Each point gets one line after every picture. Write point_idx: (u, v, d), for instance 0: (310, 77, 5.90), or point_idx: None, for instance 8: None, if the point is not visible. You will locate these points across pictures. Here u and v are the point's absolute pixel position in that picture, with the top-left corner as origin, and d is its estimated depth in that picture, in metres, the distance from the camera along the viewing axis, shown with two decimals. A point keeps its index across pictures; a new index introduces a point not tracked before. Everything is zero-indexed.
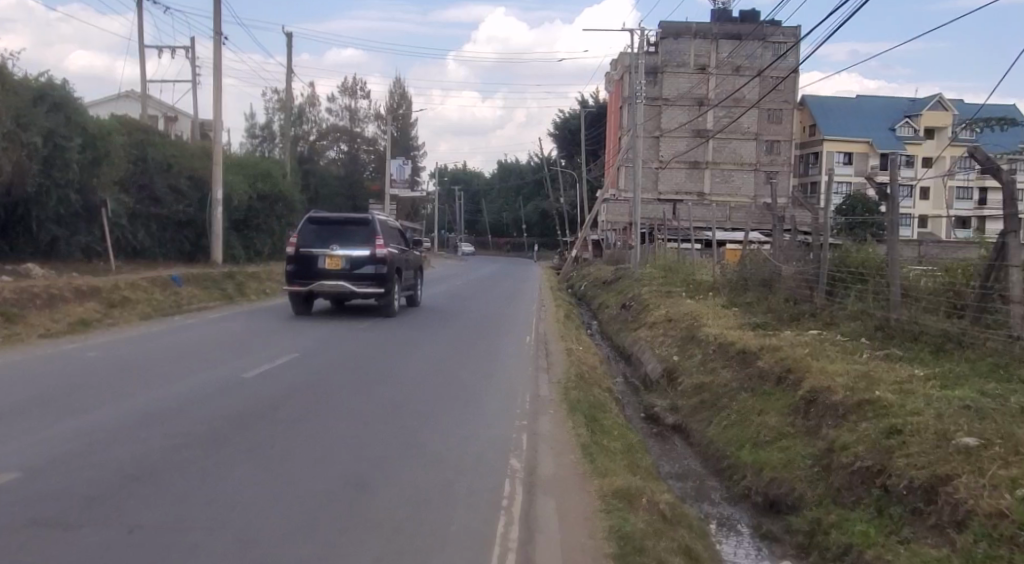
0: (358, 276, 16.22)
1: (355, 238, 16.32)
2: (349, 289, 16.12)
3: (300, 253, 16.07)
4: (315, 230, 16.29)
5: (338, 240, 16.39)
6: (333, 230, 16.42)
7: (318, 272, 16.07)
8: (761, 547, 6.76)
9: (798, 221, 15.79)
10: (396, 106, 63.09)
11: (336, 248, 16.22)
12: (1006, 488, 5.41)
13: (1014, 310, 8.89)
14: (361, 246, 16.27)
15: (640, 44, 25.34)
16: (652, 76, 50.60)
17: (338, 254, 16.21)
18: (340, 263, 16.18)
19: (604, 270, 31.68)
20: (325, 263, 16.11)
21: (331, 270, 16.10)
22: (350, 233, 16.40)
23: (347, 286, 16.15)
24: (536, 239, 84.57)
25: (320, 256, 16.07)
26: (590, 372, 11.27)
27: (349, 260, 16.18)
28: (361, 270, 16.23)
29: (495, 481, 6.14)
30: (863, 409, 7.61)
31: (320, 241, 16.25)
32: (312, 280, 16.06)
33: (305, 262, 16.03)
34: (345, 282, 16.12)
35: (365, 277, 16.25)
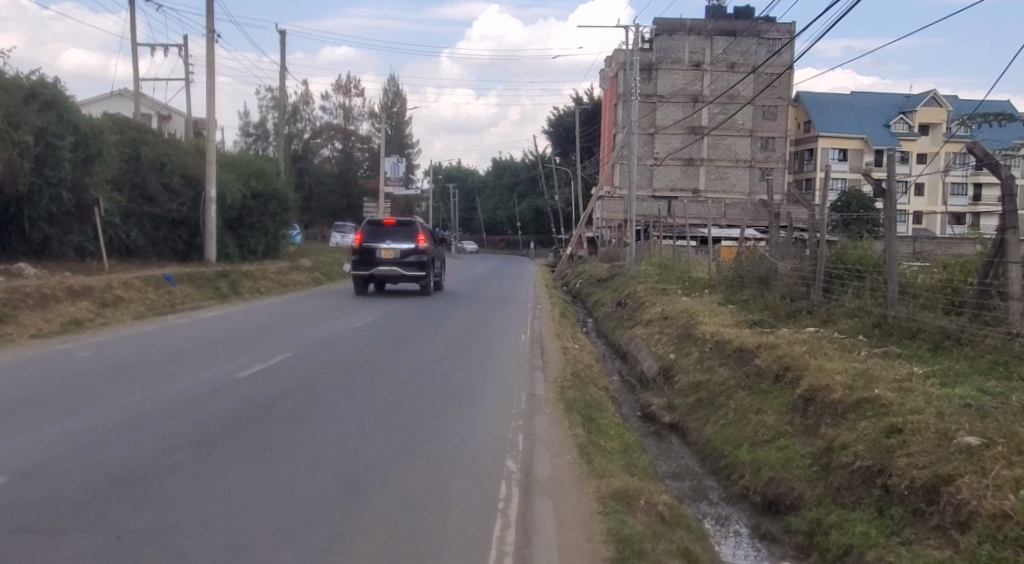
0: (406, 262, 21.67)
1: (400, 234, 21.72)
2: (400, 273, 21.51)
3: (362, 246, 21.50)
4: (371, 230, 21.68)
5: (389, 237, 21.79)
6: (383, 229, 21.82)
7: (376, 260, 21.52)
8: (759, 548, 6.69)
9: (794, 218, 15.70)
10: (390, 104, 63.02)
11: (388, 242, 21.67)
12: (1009, 489, 5.33)
13: (1013, 307, 8.83)
14: (406, 240, 21.71)
15: (635, 41, 25.23)
16: (646, 73, 50.52)
17: (391, 248, 21.60)
18: (392, 253, 21.61)
19: (599, 268, 31.57)
20: (381, 253, 21.57)
21: (386, 259, 21.55)
22: (396, 231, 21.79)
23: (398, 271, 21.59)
24: (532, 236, 84.51)
25: (378, 249, 21.50)
26: (586, 370, 11.18)
27: (398, 251, 21.63)
28: (408, 258, 21.68)
29: (490, 484, 6.04)
30: (862, 408, 7.53)
31: (375, 237, 21.64)
32: (372, 266, 21.50)
33: (367, 254, 21.48)
34: (396, 267, 21.57)
35: (411, 263, 21.74)
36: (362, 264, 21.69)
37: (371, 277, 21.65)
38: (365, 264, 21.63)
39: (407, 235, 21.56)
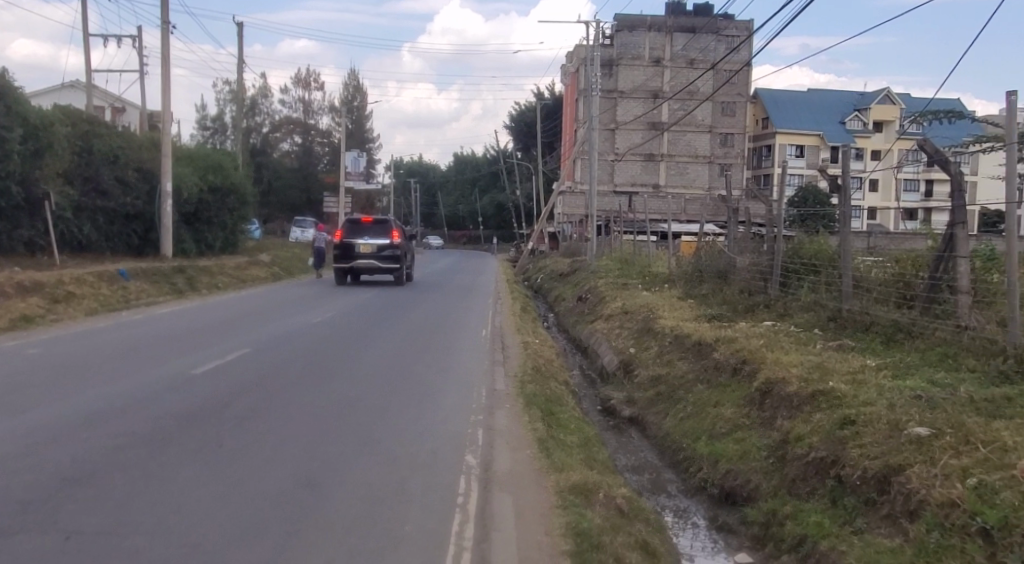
0: (381, 256, 24.64)
1: (377, 232, 24.71)
2: (376, 265, 24.47)
3: (342, 242, 24.53)
4: (351, 227, 24.65)
5: (367, 234, 24.78)
6: (361, 227, 24.77)
7: (355, 254, 24.53)
8: (717, 540, 6.80)
9: (752, 213, 15.89)
10: (351, 98, 62.56)
11: (366, 239, 24.64)
12: (957, 478, 5.47)
13: (961, 300, 9.03)
14: (381, 237, 24.68)
15: (596, 36, 25.31)
16: (608, 68, 50.72)
17: (368, 243, 24.59)
18: (369, 248, 24.62)
19: (559, 263, 31.64)
20: (360, 248, 24.59)
21: (364, 253, 24.58)
22: (373, 229, 24.77)
23: (375, 263, 24.58)
24: (494, 231, 84.53)
25: (357, 244, 24.49)
26: (547, 365, 11.20)
27: (375, 246, 24.62)
28: (383, 252, 24.66)
29: (449, 479, 6.03)
30: (817, 400, 7.66)
31: (354, 234, 24.63)
32: (352, 260, 24.50)
33: (347, 249, 24.46)
34: (373, 261, 24.57)
35: (387, 257, 24.72)
36: (343, 258, 24.71)
37: (351, 269, 24.58)
38: (346, 257, 24.64)
39: (382, 232, 24.51)
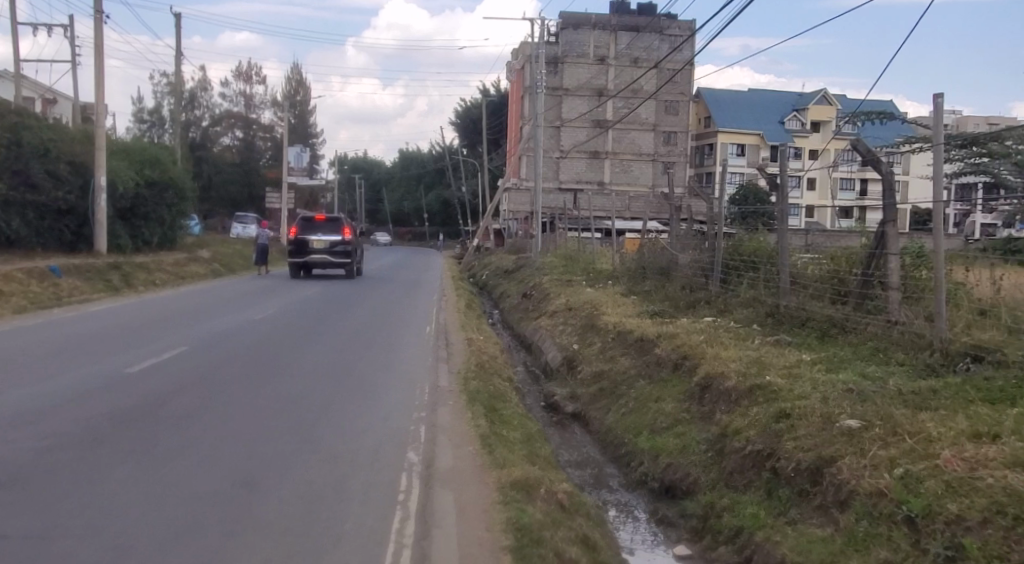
0: (334, 251, 26.01)
1: (329, 228, 26.03)
2: (329, 260, 25.84)
3: (296, 238, 25.87)
4: (305, 224, 25.97)
5: (320, 231, 26.11)
6: (314, 224, 26.09)
7: (309, 249, 25.91)
8: (656, 533, 6.90)
9: (694, 211, 16.14)
10: (293, 92, 61.70)
11: (319, 235, 25.99)
12: (885, 469, 5.67)
13: (892, 296, 9.34)
14: (334, 233, 26.03)
15: (540, 33, 25.38)
16: (553, 66, 50.95)
17: (321, 239, 25.95)
18: (322, 243, 26.00)
19: (504, 260, 31.67)
20: (313, 244, 25.97)
21: (317, 248, 25.97)
22: (326, 226, 26.09)
23: (328, 258, 25.93)
24: (439, 228, 84.26)
25: (310, 240, 25.86)
26: (491, 361, 11.21)
27: (328, 242, 25.98)
28: (335, 248, 26.05)
29: (390, 476, 6.00)
30: (754, 394, 7.82)
31: (307, 230, 25.95)
32: (305, 255, 25.86)
33: (302, 244, 25.82)
34: (326, 256, 25.95)
35: (339, 252, 26.07)
36: (297, 253, 26.08)
37: (305, 263, 25.93)
38: (300, 253, 26.02)
39: (334, 228, 25.80)
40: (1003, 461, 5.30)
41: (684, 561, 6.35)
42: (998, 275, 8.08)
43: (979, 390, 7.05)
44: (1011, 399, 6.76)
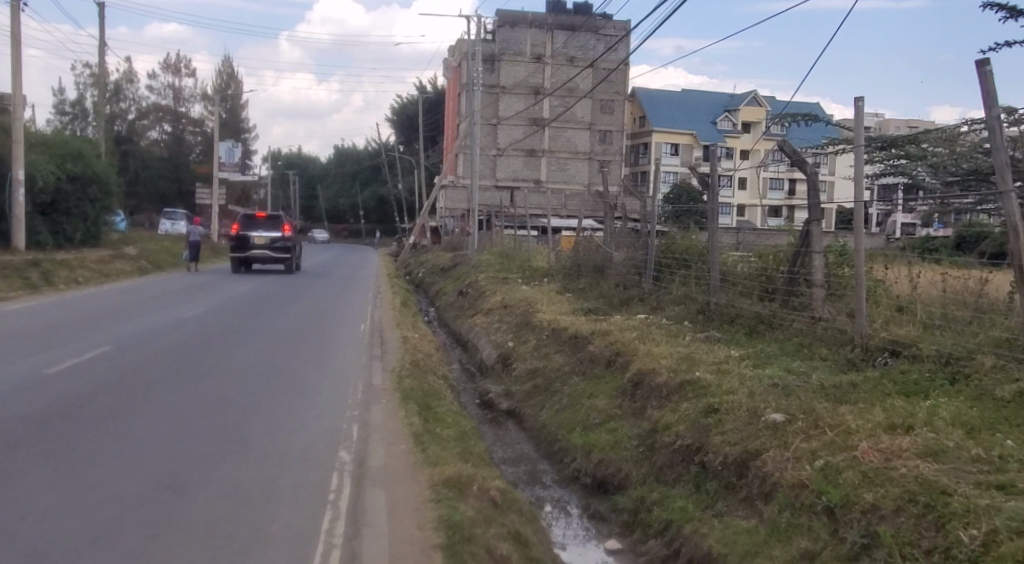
0: (274, 247, 26.63)
1: (270, 225, 26.62)
2: (269, 256, 26.44)
3: (237, 235, 26.43)
4: (246, 221, 26.58)
5: (261, 228, 26.72)
6: (256, 221, 26.69)
7: (250, 246, 26.50)
8: (589, 528, 6.99)
9: (628, 209, 16.34)
10: (224, 86, 60.37)
11: (259, 231, 26.56)
12: (807, 461, 5.86)
13: (816, 293, 9.63)
14: (274, 230, 26.61)
15: (477, 31, 25.35)
16: (490, 64, 50.91)
17: (262, 236, 26.55)
18: (263, 240, 26.60)
19: (441, 257, 31.55)
20: (254, 240, 26.56)
21: (258, 245, 26.58)
22: (267, 223, 26.68)
23: (268, 254, 26.51)
24: (376, 225, 83.48)
25: (251, 237, 26.44)
26: (425, 359, 11.17)
27: (268, 238, 26.58)
28: (276, 244, 26.66)
29: (320, 476, 5.93)
30: (684, 389, 7.97)
31: (248, 227, 26.51)
32: (246, 251, 26.46)
33: (243, 241, 26.42)
34: (266, 252, 26.57)
35: (279, 248, 26.68)
36: (238, 249, 26.67)
37: (245, 259, 26.51)
38: (241, 249, 26.60)
39: (274, 226, 26.38)
40: (916, 452, 5.54)
41: (616, 555, 6.45)
42: (915, 274, 8.54)
43: (897, 384, 7.34)
44: (925, 392, 7.06)
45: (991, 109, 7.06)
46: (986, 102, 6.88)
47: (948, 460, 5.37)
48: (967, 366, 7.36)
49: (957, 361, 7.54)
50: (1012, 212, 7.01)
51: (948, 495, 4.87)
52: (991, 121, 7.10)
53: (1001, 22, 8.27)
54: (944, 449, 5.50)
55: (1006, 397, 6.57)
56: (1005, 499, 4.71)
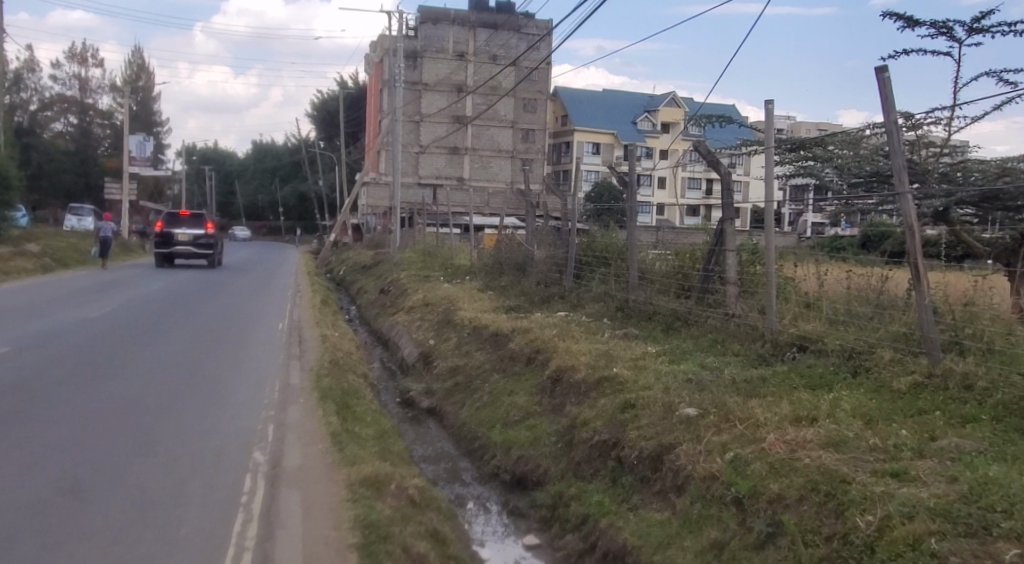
0: (198, 244, 26.92)
1: (193, 222, 26.89)
2: (193, 252, 26.75)
3: (160, 232, 26.66)
4: (169, 218, 26.78)
5: (184, 225, 26.95)
6: (179, 219, 26.93)
7: (173, 243, 26.73)
8: (507, 524, 7.03)
9: (550, 208, 16.47)
10: (134, 77, 58.26)
11: (183, 229, 26.84)
12: (718, 453, 6.04)
13: (729, 290, 9.92)
14: (198, 228, 26.91)
15: (398, 27, 25.13)
16: (412, 60, 50.47)
17: (186, 233, 26.80)
18: (186, 237, 26.86)
19: (362, 255, 31.16)
20: (178, 238, 26.80)
21: (181, 242, 26.82)
22: (190, 220, 26.95)
23: (192, 251, 26.80)
24: (296, 222, 81.91)
25: (174, 234, 26.69)
26: (345, 358, 11.03)
27: (192, 235, 26.86)
28: (199, 241, 26.94)
29: (233, 478, 5.80)
30: (602, 385, 8.09)
31: (171, 225, 26.82)
32: (170, 248, 26.70)
33: (166, 238, 26.64)
34: (190, 249, 26.85)
35: (203, 245, 26.98)
36: (161, 246, 26.90)
37: (169, 255, 26.74)
38: (164, 245, 26.81)
39: (198, 223, 26.71)
40: (818, 443, 5.80)
41: (534, 550, 6.51)
42: (823, 271, 8.91)
43: (803, 377, 7.63)
44: (829, 384, 7.36)
45: (890, 114, 7.42)
46: (886, 106, 7.26)
47: (848, 450, 5.63)
48: (867, 360, 7.70)
49: (859, 355, 7.86)
50: (909, 212, 7.41)
51: (848, 483, 5.11)
52: (891, 124, 7.48)
53: (901, 30, 8.67)
54: (845, 440, 5.77)
55: (903, 389, 6.92)
56: (899, 486, 4.97)
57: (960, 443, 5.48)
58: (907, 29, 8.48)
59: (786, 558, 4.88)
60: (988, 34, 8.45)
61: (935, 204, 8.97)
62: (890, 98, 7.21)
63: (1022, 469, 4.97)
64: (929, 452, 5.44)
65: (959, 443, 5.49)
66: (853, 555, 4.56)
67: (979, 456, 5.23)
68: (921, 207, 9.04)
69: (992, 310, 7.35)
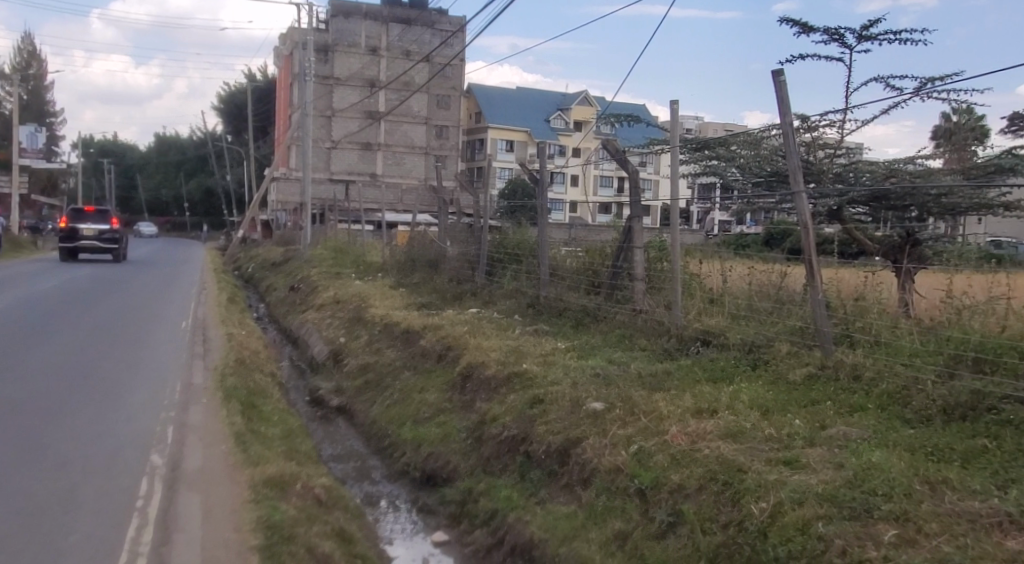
0: (104, 239, 25.96)
1: (100, 217, 25.93)
2: (100, 247, 25.78)
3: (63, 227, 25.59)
4: (74, 212, 25.75)
5: (90, 219, 25.96)
6: (85, 213, 25.92)
7: (77, 238, 25.69)
8: (416, 521, 7.01)
9: (462, 205, 16.48)
10: (26, 65, 55.37)
11: (88, 224, 25.84)
12: (622, 446, 6.18)
13: (637, 287, 10.15)
14: (105, 222, 25.97)
15: (308, 21, 24.67)
16: (323, 54, 49.47)
17: (91, 228, 25.81)
18: (91, 232, 25.86)
19: (272, 252, 30.50)
20: (82, 233, 25.78)
21: (86, 237, 25.79)
22: (96, 215, 25.98)
23: (98, 246, 25.82)
24: (203, 218, 79.46)
25: (79, 229, 25.67)
26: (252, 356, 10.79)
27: (97, 230, 25.89)
28: (105, 236, 25.95)
29: (129, 482, 5.61)
30: (512, 381, 8.17)
31: (76, 220, 25.77)
32: (75, 243, 25.67)
33: (70, 233, 25.61)
34: (95, 244, 25.85)
35: (109, 240, 26.02)
36: (65, 241, 25.82)
37: (74, 250, 25.70)
38: (68, 241, 25.75)
39: (104, 218, 25.76)
40: (718, 434, 6.00)
41: (443, 547, 6.51)
42: (726, 268, 9.21)
43: (706, 370, 7.87)
44: (730, 377, 7.63)
45: (785, 116, 7.73)
46: (782, 108, 7.56)
47: (745, 439, 5.85)
48: (766, 353, 8.00)
49: (758, 349, 8.16)
50: (804, 210, 7.73)
51: (744, 472, 5.30)
52: (786, 126, 7.79)
53: (796, 35, 9.04)
54: (742, 430, 5.98)
55: (798, 381, 7.23)
56: (790, 473, 5.20)
57: (847, 431, 5.77)
58: (802, 35, 8.85)
59: (686, 547, 5.03)
60: (876, 41, 8.88)
61: (830, 203, 9.39)
62: (785, 101, 7.52)
63: (902, 454, 5.27)
64: (819, 440, 5.71)
65: (847, 431, 5.78)
66: (747, 541, 4.74)
67: (863, 443, 5.52)
68: (816, 206, 9.44)
69: (879, 304, 7.75)
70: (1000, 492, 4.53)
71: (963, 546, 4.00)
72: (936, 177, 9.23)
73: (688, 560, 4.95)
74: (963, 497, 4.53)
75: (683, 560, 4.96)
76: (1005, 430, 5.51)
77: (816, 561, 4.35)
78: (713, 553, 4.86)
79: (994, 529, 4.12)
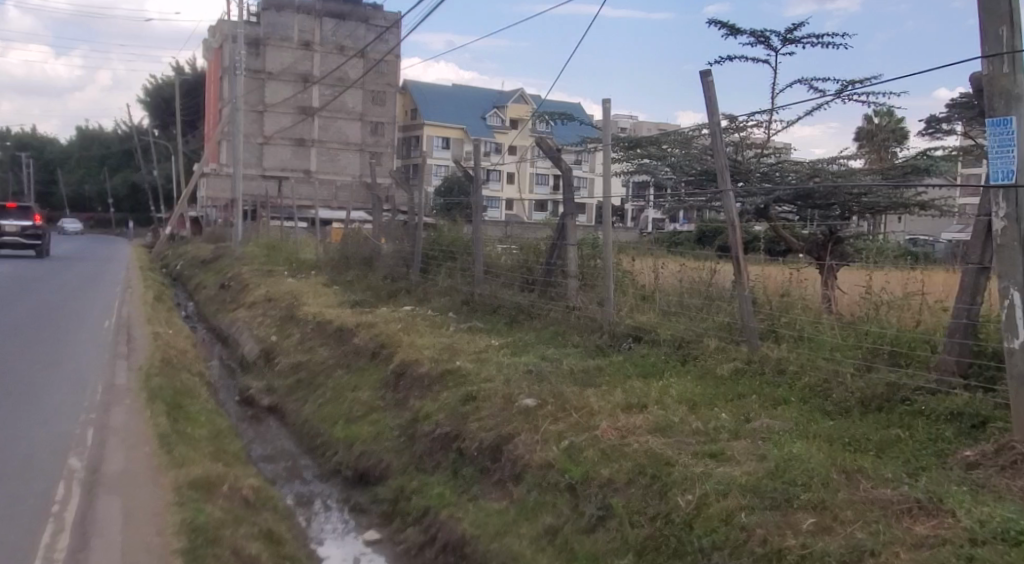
0: (26, 236, 25.01)
1: (21, 213, 24.98)
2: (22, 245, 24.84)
3: None
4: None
5: (11, 216, 24.98)
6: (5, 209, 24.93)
7: None
8: (347, 521, 6.96)
9: (397, 202, 16.36)
10: None
11: (8, 220, 24.85)
12: (553, 442, 6.24)
13: (571, 283, 10.26)
14: (27, 219, 25.03)
15: (238, 13, 24.05)
16: (255, 46, 47.05)
17: (12, 224, 24.85)
18: (12, 229, 24.88)
19: (202, 249, 29.77)
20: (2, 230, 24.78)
21: (6, 234, 24.80)
22: (18, 211, 25.02)
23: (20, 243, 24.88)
24: (130, 214, 77.11)
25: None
26: (179, 356, 10.52)
27: (19, 227, 24.93)
28: (27, 232, 25.00)
29: (45, 488, 5.43)
30: (445, 378, 8.16)
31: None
32: None
33: None
34: (16, 241, 24.88)
35: (31, 237, 25.09)
36: None
37: None
38: None
39: (26, 214, 24.82)
40: (647, 428, 6.10)
41: (374, 546, 6.48)
42: (658, 265, 9.36)
43: (637, 366, 8.00)
44: (660, 372, 7.76)
45: (713, 116, 7.90)
46: (709, 107, 7.73)
47: (673, 433, 5.97)
48: (695, 348, 8.16)
49: (688, 344, 8.32)
50: (732, 208, 7.92)
51: (671, 465, 5.41)
52: (714, 126, 7.96)
53: (724, 37, 9.24)
54: (670, 424, 6.09)
55: (725, 375, 7.40)
56: (715, 465, 5.32)
57: (771, 423, 5.93)
58: (730, 37, 9.05)
59: (614, 539, 5.11)
60: (800, 44, 9.15)
61: (757, 201, 9.62)
62: (713, 100, 7.68)
63: (821, 445, 5.45)
64: (744, 432, 5.85)
65: (770, 423, 5.94)
66: (674, 532, 4.84)
67: (785, 435, 5.68)
68: (744, 204, 9.65)
69: (803, 301, 7.97)
70: (910, 480, 4.72)
71: (875, 532, 4.16)
72: (857, 177, 9.55)
73: (616, 553, 5.02)
74: (876, 485, 4.71)
75: (612, 553, 5.04)
76: (917, 420, 5.74)
77: (738, 549, 4.46)
78: (640, 546, 4.95)
79: (903, 515, 4.29)
